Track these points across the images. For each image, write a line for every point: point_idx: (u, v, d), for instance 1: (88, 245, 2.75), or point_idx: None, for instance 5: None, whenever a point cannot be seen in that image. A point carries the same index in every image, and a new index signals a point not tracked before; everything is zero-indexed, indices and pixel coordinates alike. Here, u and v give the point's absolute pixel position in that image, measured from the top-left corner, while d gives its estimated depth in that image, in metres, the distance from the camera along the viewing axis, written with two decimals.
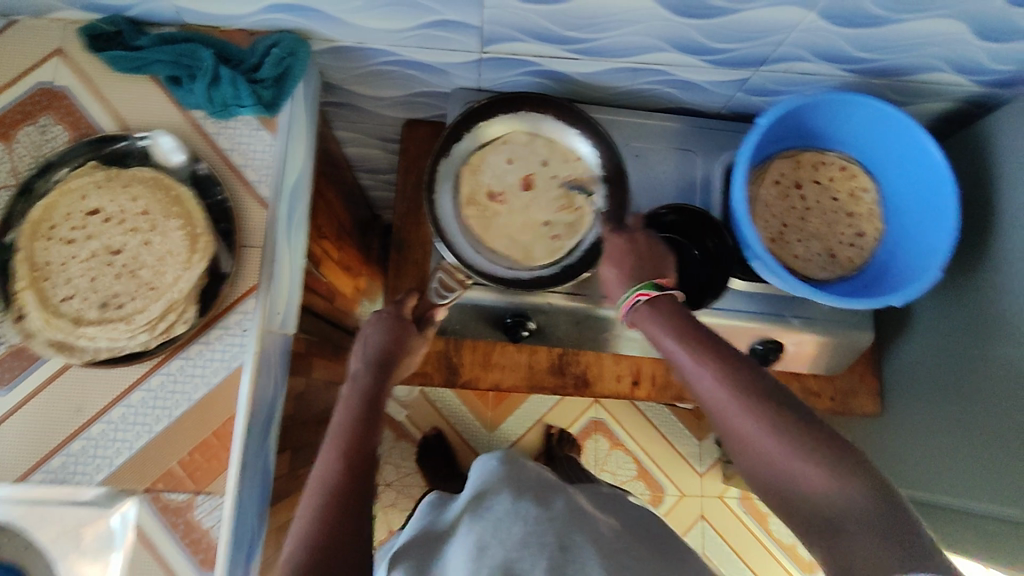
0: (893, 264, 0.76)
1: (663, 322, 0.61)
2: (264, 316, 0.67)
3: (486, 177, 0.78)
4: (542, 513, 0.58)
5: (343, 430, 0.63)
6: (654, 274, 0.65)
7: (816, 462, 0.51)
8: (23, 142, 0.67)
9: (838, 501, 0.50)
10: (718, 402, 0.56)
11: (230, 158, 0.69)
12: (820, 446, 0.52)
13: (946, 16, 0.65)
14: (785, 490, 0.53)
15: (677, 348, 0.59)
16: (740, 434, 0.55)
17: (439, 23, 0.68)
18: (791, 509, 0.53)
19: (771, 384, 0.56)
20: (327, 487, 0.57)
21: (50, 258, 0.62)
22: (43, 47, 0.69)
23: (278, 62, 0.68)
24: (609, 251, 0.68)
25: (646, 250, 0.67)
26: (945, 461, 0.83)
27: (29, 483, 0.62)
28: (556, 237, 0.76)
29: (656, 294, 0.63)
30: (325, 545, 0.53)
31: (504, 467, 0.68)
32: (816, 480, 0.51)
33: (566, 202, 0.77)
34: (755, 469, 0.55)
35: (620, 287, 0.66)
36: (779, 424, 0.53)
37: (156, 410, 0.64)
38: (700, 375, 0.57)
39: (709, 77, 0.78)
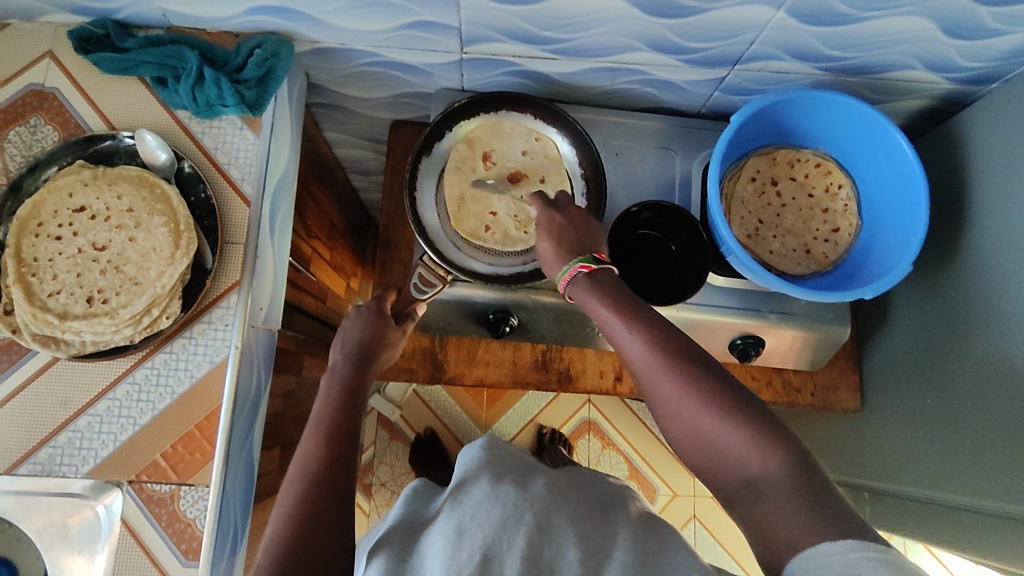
0: (867, 260, 0.77)
1: (597, 292, 0.62)
2: (246, 311, 0.68)
3: (495, 142, 0.78)
4: (521, 495, 0.58)
5: (323, 421, 0.64)
6: (589, 249, 0.66)
7: (732, 423, 0.52)
8: (14, 142, 0.69)
9: (749, 460, 0.51)
10: (644, 367, 0.58)
11: (213, 156, 0.71)
12: (736, 407, 0.53)
13: (913, 14, 0.66)
14: (706, 454, 0.54)
15: (609, 315, 0.60)
16: (664, 398, 0.56)
17: (418, 24, 0.69)
18: (712, 472, 0.54)
19: (696, 350, 0.58)
20: (305, 476, 0.58)
21: (37, 255, 0.64)
22: (34, 50, 0.71)
23: (261, 62, 0.69)
24: (543, 228, 0.69)
25: (580, 226, 0.68)
26: (925, 455, 0.84)
27: (16, 475, 0.64)
28: (487, 230, 0.76)
29: (595, 268, 0.64)
30: (302, 532, 0.54)
31: (488, 453, 0.68)
32: (729, 440, 0.52)
33: (522, 216, 0.77)
34: (680, 433, 0.56)
35: (558, 262, 0.66)
36: (700, 387, 0.55)
37: (141, 403, 0.66)
38: (628, 340, 0.59)
39: (686, 76, 0.79)
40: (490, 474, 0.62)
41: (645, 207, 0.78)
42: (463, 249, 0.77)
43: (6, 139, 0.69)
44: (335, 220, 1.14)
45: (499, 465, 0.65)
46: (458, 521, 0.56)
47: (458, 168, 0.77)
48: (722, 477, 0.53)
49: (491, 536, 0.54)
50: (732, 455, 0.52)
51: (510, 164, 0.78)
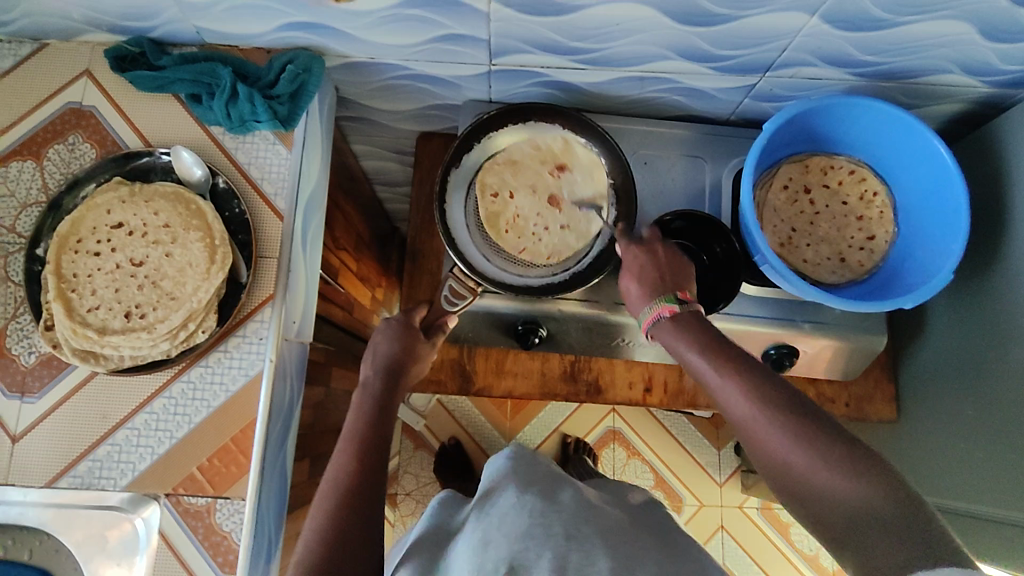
0: (904, 268, 0.76)
1: (688, 338, 0.62)
2: (279, 324, 0.68)
3: (575, 168, 0.78)
4: (547, 506, 0.57)
5: (354, 435, 0.64)
6: (675, 288, 0.66)
7: (842, 470, 0.51)
8: (54, 159, 0.70)
9: (863, 507, 0.50)
10: (741, 413, 0.57)
11: (247, 171, 0.72)
12: (842, 452, 0.52)
13: (951, 18, 0.65)
14: (811, 502, 0.53)
15: (701, 362, 0.60)
16: (765, 446, 0.55)
17: (448, 37, 0.70)
18: (821, 521, 0.52)
19: (795, 394, 0.57)
20: (337, 490, 0.58)
21: (76, 270, 0.65)
22: (73, 69, 0.72)
23: (293, 78, 0.70)
24: (627, 264, 0.69)
25: (667, 264, 0.67)
26: (964, 467, 0.82)
27: (57, 488, 0.65)
28: (493, 195, 0.76)
29: (678, 309, 0.64)
30: (335, 548, 0.54)
31: (514, 464, 0.67)
32: (839, 487, 0.51)
33: (524, 227, 0.76)
34: (781, 481, 0.55)
35: (642, 301, 0.67)
36: (804, 433, 0.54)
37: (177, 416, 0.66)
38: (721, 386, 0.58)
39: (716, 84, 0.79)
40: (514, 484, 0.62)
41: (677, 216, 0.77)
42: (494, 260, 0.76)
43: (46, 156, 0.70)
44: (361, 231, 1.15)
45: (525, 475, 0.65)
46: (483, 534, 0.56)
47: (538, 147, 0.78)
48: (830, 525, 0.51)
49: (516, 546, 0.53)
50: (841, 502, 0.51)
51: (568, 194, 0.77)
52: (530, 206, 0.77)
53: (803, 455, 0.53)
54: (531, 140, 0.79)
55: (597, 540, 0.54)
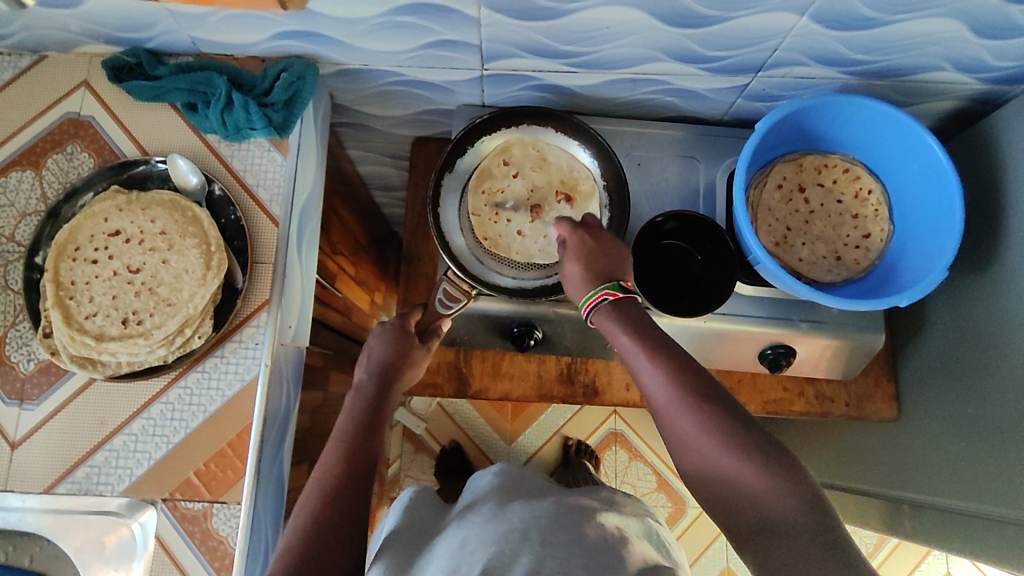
0: (899, 266, 0.75)
1: (622, 322, 0.64)
2: (275, 330, 0.69)
3: (570, 209, 0.77)
4: (526, 514, 0.59)
5: (345, 435, 0.64)
6: (616, 276, 0.68)
7: (750, 460, 0.55)
8: (52, 169, 0.72)
9: (761, 493, 0.54)
10: (658, 394, 0.61)
11: (242, 178, 0.72)
12: (750, 443, 0.56)
13: (941, 16, 0.65)
14: (716, 484, 0.57)
15: (631, 345, 0.63)
16: (679, 428, 0.59)
17: (440, 43, 0.70)
18: (721, 503, 0.57)
19: (716, 385, 0.60)
20: (324, 488, 0.59)
21: (74, 278, 0.65)
22: (71, 80, 0.73)
23: (287, 85, 0.71)
24: (572, 247, 0.69)
25: (611, 251, 0.68)
26: (965, 465, 0.81)
27: (55, 494, 0.65)
28: (503, 161, 0.79)
29: (621, 296, 0.66)
30: (317, 545, 0.55)
31: (498, 479, 0.70)
32: (742, 474, 0.55)
33: (495, 199, 0.77)
34: (690, 462, 0.59)
35: (583, 286, 0.68)
36: (718, 424, 0.57)
37: (174, 422, 0.67)
38: (647, 369, 0.62)
39: (708, 85, 0.79)
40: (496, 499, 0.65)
41: (670, 217, 0.77)
42: (487, 262, 0.77)
43: (44, 166, 0.72)
44: (359, 235, 1.15)
45: (509, 488, 0.67)
46: (464, 541, 0.59)
47: (567, 163, 0.79)
48: (732, 508, 0.56)
49: (494, 552, 0.55)
50: (744, 488, 0.55)
51: (552, 210, 0.77)
52: (518, 196, 0.78)
53: (713, 443, 0.57)
54: (568, 153, 0.79)
55: (570, 552, 0.54)
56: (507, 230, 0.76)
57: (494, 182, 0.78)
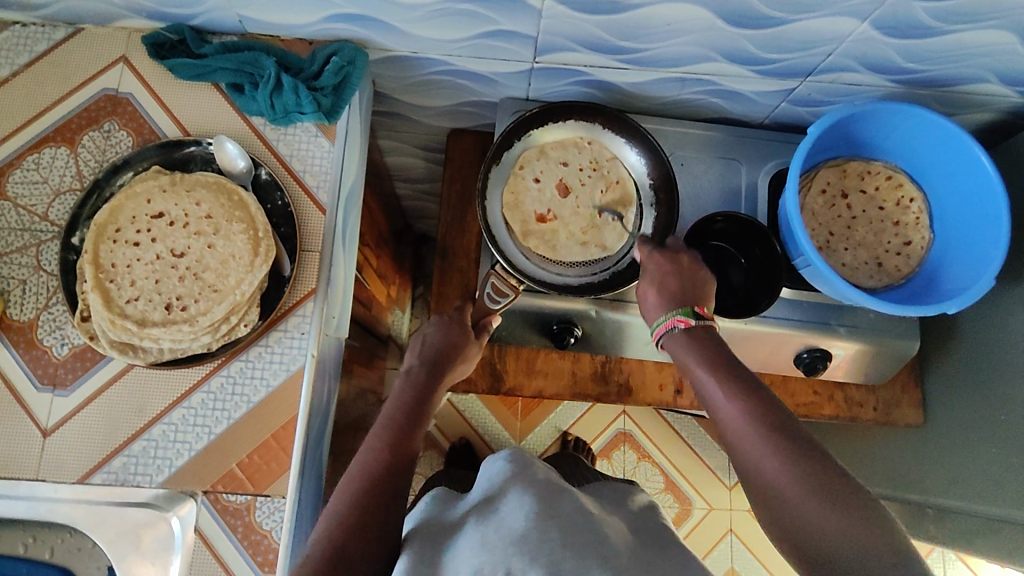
0: (940, 275, 0.76)
1: (694, 350, 0.65)
2: (321, 320, 0.67)
3: (527, 207, 0.77)
4: (548, 510, 0.56)
5: (392, 420, 0.65)
6: (691, 300, 0.68)
7: (820, 501, 0.53)
8: (88, 146, 0.69)
9: (838, 535, 0.52)
10: (730, 423, 0.60)
11: (288, 163, 0.70)
12: (832, 484, 0.54)
13: (997, 27, 0.66)
14: (787, 524, 0.55)
15: (702, 373, 0.63)
16: (751, 463, 0.58)
17: (496, 33, 0.69)
18: (793, 541, 0.55)
19: (798, 430, 0.58)
20: (365, 474, 0.60)
21: (115, 260, 0.63)
22: (108, 55, 0.71)
23: (338, 70, 0.69)
24: (648, 268, 0.71)
25: (691, 276, 0.69)
26: (1000, 473, 0.82)
27: (89, 484, 0.63)
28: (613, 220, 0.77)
29: (693, 323, 0.66)
30: (352, 527, 0.56)
31: (515, 466, 0.64)
32: (819, 515, 0.53)
33: (605, 182, 0.78)
34: (761, 499, 0.57)
35: (656, 310, 0.69)
36: (799, 463, 0.55)
37: (216, 412, 0.65)
38: (722, 399, 0.61)
39: (756, 87, 0.79)
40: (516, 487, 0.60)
41: (726, 217, 0.77)
42: (533, 258, 0.76)
43: (80, 143, 0.69)
44: (382, 227, 1.14)
45: (528, 477, 0.62)
46: (482, 536, 0.54)
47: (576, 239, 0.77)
48: (803, 547, 0.54)
49: (512, 551, 0.51)
50: (820, 531, 0.53)
51: (563, 200, 0.77)
52: (585, 205, 0.78)
53: (790, 482, 0.55)
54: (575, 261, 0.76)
55: (627, 554, 0.55)
56: (529, 182, 0.78)
57: (598, 183, 0.78)
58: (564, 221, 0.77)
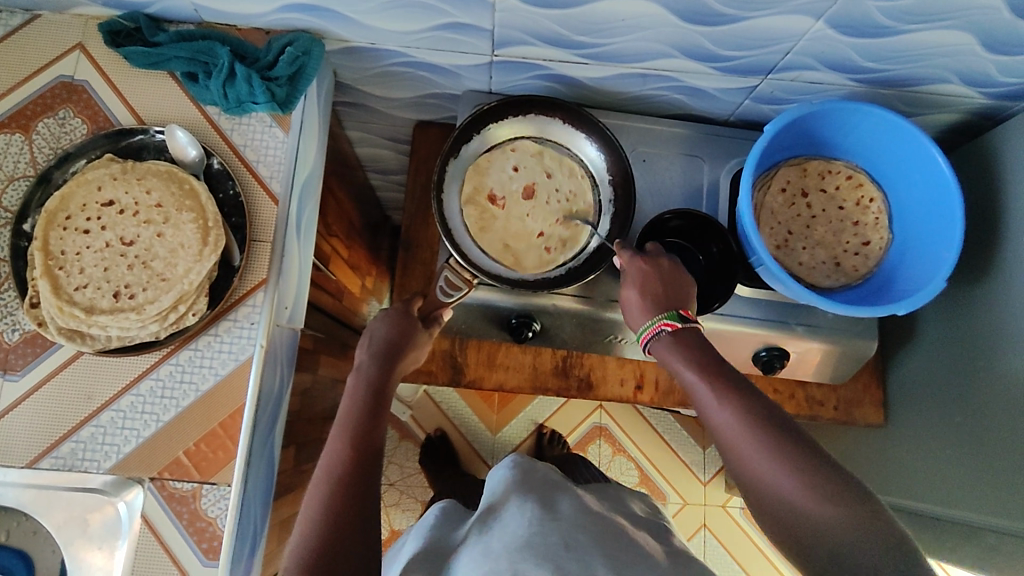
0: (897, 275, 0.76)
1: (684, 356, 0.63)
2: (271, 309, 0.68)
3: (489, 180, 0.78)
4: (546, 516, 0.62)
5: (349, 419, 0.65)
6: (676, 304, 0.67)
7: (827, 501, 0.52)
8: (43, 133, 0.69)
9: (843, 532, 0.51)
10: (728, 432, 0.58)
11: (242, 153, 0.71)
12: (833, 482, 0.53)
13: (954, 28, 0.65)
14: (792, 529, 0.54)
15: (695, 380, 0.61)
16: (748, 467, 0.57)
17: (451, 26, 0.69)
18: (801, 550, 0.53)
19: (791, 428, 0.57)
20: (331, 477, 0.59)
21: (65, 247, 0.63)
22: (65, 41, 0.71)
23: (292, 60, 0.69)
24: (629, 272, 0.68)
25: (672, 280, 0.68)
26: (951, 475, 0.82)
27: (37, 469, 0.64)
28: (549, 249, 0.77)
29: (679, 326, 0.65)
30: (331, 533, 0.56)
31: (515, 477, 0.72)
32: (821, 513, 0.52)
33: (569, 213, 0.78)
34: (762, 505, 0.56)
35: (643, 315, 0.67)
36: (799, 463, 0.54)
37: (164, 399, 0.65)
38: (716, 407, 0.59)
39: (718, 84, 0.78)
40: (516, 496, 0.67)
41: (676, 214, 0.77)
42: (491, 252, 0.76)
43: (35, 130, 0.69)
44: (354, 217, 1.14)
45: (525, 486, 0.69)
46: (484, 541, 0.61)
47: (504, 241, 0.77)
48: (814, 557, 0.53)
49: (515, 556, 0.56)
50: (825, 532, 0.52)
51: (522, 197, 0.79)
52: (539, 219, 0.78)
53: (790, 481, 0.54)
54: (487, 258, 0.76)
55: (595, 550, 0.57)
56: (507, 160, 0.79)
57: (559, 209, 0.78)
58: (511, 214, 0.78)
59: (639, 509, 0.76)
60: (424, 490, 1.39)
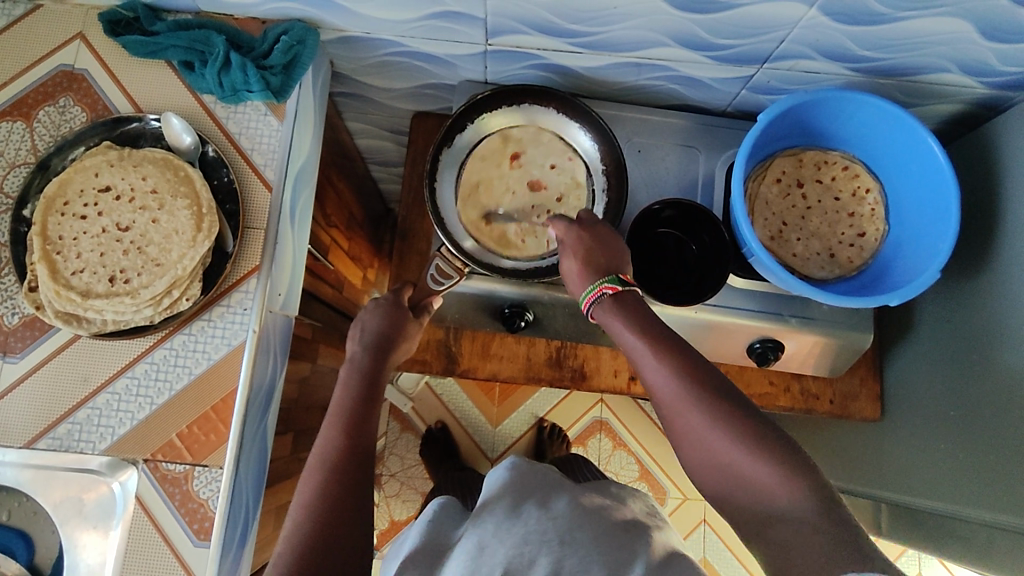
0: (892, 267, 0.76)
1: (627, 318, 0.62)
2: (264, 295, 0.69)
3: (529, 147, 0.79)
4: (544, 515, 0.61)
5: (342, 409, 0.65)
6: (614, 270, 0.66)
7: (761, 460, 0.53)
8: (44, 121, 0.70)
9: (770, 488, 0.52)
10: (668, 396, 0.58)
11: (237, 141, 0.72)
12: (766, 441, 0.54)
13: (949, 15, 0.64)
14: (733, 492, 0.55)
15: (637, 344, 0.61)
16: (687, 429, 0.57)
17: (445, 14, 0.69)
18: (733, 505, 0.55)
19: (731, 391, 0.58)
20: (325, 465, 0.59)
21: (62, 233, 0.64)
22: (66, 30, 0.72)
23: (287, 49, 0.69)
24: (569, 244, 0.68)
25: (608, 246, 0.67)
26: (948, 470, 0.82)
27: (35, 449, 0.65)
28: (489, 226, 0.77)
29: (621, 289, 0.64)
30: (326, 522, 0.55)
31: (512, 475, 0.68)
32: (753, 472, 0.53)
33: (529, 232, 0.77)
34: (702, 465, 0.57)
35: (582, 282, 0.67)
36: (734, 426, 0.55)
37: (159, 383, 0.67)
38: (657, 372, 0.59)
39: (714, 74, 0.78)
40: (512, 495, 0.64)
41: (667, 205, 0.77)
42: (481, 240, 0.76)
43: (36, 118, 0.70)
44: (355, 209, 1.15)
45: (522, 486, 0.66)
46: (479, 544, 0.59)
47: (475, 179, 0.78)
48: (747, 519, 0.54)
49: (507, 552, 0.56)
50: (756, 490, 0.53)
51: (535, 173, 0.79)
52: (517, 208, 0.78)
53: (727, 445, 0.55)
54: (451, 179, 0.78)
55: (591, 548, 0.57)
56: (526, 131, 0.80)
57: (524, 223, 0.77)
58: (510, 179, 0.78)
59: (627, 497, 0.76)
60: (424, 481, 1.39)
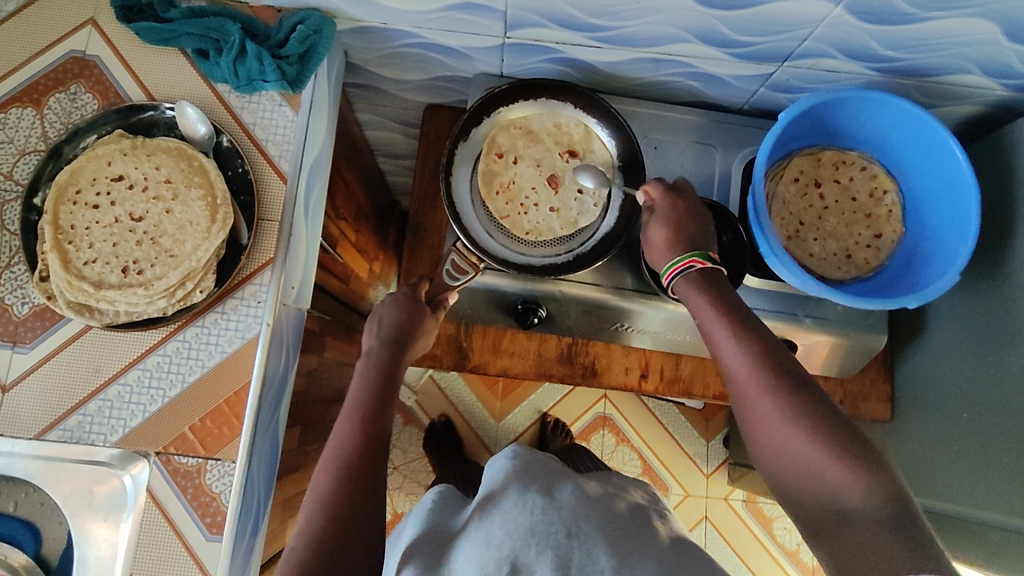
0: (909, 269, 0.75)
1: (706, 295, 0.63)
2: (278, 289, 0.68)
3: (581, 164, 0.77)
4: (549, 504, 0.60)
5: (357, 403, 0.64)
6: (703, 246, 0.67)
7: (833, 458, 0.53)
8: (54, 108, 0.69)
9: (838, 487, 0.52)
10: (742, 377, 0.59)
11: (251, 131, 0.71)
12: (840, 441, 0.54)
13: (976, 16, 0.63)
14: (802, 488, 0.55)
15: (714, 319, 0.61)
16: (761, 415, 0.57)
17: (464, 6, 0.68)
18: (790, 492, 0.56)
19: (806, 379, 0.58)
20: (340, 460, 0.58)
21: (74, 222, 0.63)
22: (77, 16, 0.71)
23: (303, 39, 0.68)
24: (661, 208, 0.68)
25: (698, 219, 0.68)
26: (958, 471, 0.82)
27: (45, 441, 0.64)
28: (500, 156, 0.76)
29: (708, 265, 0.65)
30: (340, 519, 0.55)
31: (517, 463, 0.68)
32: (830, 474, 0.53)
33: (510, 202, 0.75)
34: (764, 451, 0.57)
35: (668, 254, 0.67)
36: (806, 418, 0.55)
37: (171, 375, 0.66)
38: (732, 352, 0.60)
39: (733, 71, 0.77)
40: (516, 483, 0.64)
41: None
42: (496, 236, 0.75)
43: (46, 104, 0.69)
44: (362, 201, 1.14)
45: (526, 473, 0.66)
46: (485, 534, 0.58)
47: (522, 120, 0.78)
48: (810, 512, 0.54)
49: (519, 544, 0.55)
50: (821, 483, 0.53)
51: (566, 174, 0.77)
52: (528, 179, 0.76)
53: (796, 434, 0.55)
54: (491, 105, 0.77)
55: (598, 537, 0.57)
56: (546, 125, 0.77)
57: (504, 198, 0.75)
58: (550, 159, 0.77)
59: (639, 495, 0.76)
60: (427, 475, 1.39)
